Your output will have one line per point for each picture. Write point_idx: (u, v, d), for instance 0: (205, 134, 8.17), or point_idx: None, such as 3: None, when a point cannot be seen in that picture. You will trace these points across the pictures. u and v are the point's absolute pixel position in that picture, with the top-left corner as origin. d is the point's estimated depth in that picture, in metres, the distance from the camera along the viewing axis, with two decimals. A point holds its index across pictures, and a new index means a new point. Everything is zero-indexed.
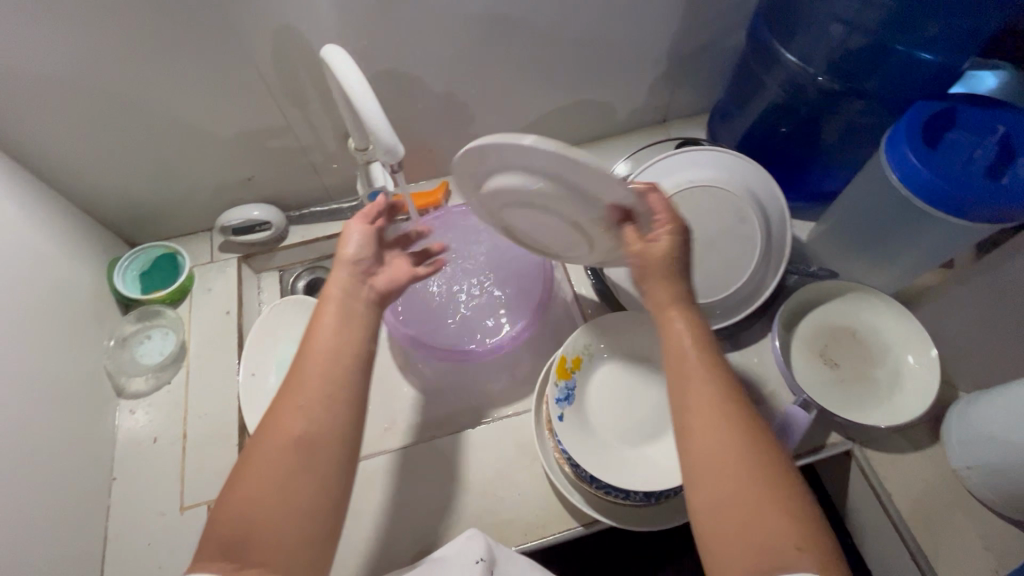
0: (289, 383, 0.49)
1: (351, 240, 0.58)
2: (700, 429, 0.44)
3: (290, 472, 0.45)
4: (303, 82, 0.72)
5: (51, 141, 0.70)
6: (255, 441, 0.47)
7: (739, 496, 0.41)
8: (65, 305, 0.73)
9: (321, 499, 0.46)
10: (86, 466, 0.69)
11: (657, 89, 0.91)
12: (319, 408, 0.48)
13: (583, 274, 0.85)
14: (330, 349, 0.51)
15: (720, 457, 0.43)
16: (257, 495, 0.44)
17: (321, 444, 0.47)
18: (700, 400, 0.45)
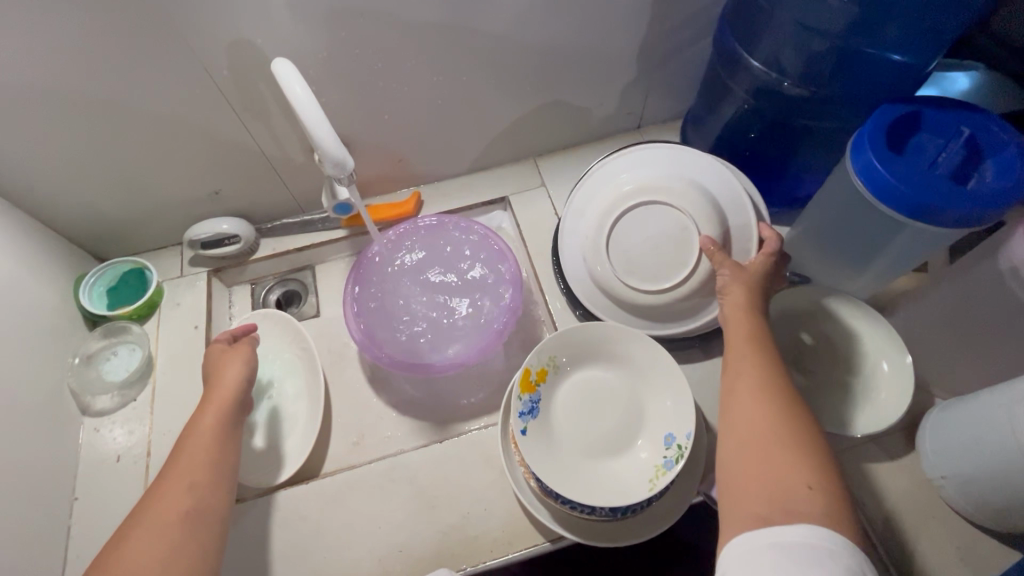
0: (167, 475, 0.57)
1: (233, 359, 0.69)
2: (741, 391, 0.54)
3: (173, 545, 0.52)
4: (264, 96, 0.71)
5: (9, 160, 0.69)
6: (127, 526, 0.53)
7: (766, 440, 0.49)
8: (27, 324, 0.72)
9: (200, 573, 0.52)
10: (47, 487, 0.68)
11: (629, 95, 0.90)
12: (202, 490, 0.57)
13: (555, 283, 0.84)
14: (212, 446, 0.61)
15: (752, 413, 0.51)
16: (128, 571, 0.49)
17: (203, 522, 0.55)
18: (744, 374, 0.55)
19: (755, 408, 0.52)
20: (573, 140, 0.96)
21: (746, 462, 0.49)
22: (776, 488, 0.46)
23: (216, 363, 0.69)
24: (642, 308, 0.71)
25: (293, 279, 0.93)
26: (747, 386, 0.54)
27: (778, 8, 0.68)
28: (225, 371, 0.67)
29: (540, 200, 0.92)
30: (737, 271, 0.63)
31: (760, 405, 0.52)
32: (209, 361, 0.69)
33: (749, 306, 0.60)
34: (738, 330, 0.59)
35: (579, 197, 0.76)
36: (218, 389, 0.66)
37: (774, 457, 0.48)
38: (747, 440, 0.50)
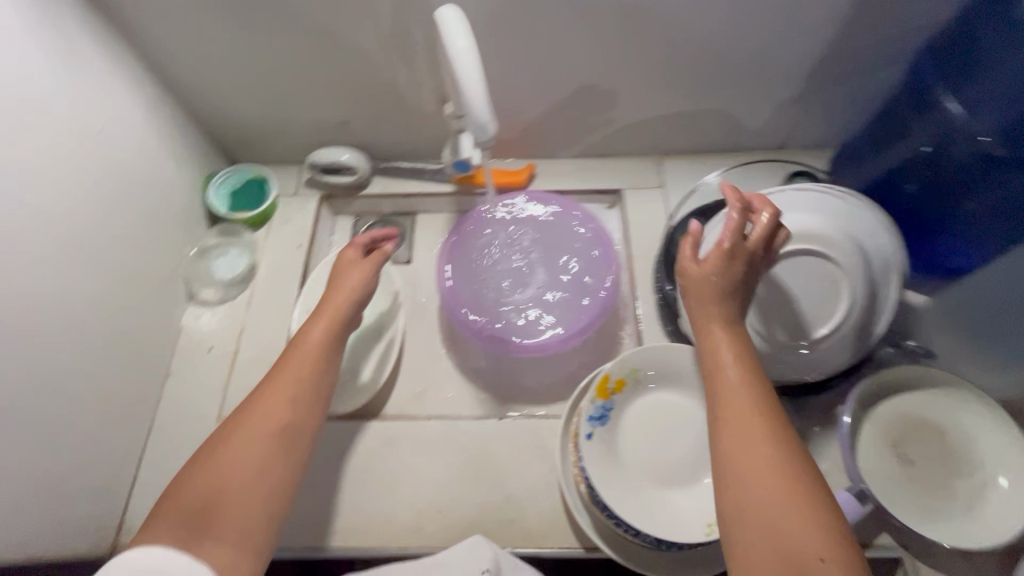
0: (274, 381, 0.57)
1: (351, 275, 0.68)
2: (734, 423, 0.47)
3: (271, 456, 0.52)
4: (415, 38, 0.71)
5: (179, 51, 0.74)
6: (227, 430, 0.53)
7: (768, 489, 0.43)
8: (161, 207, 0.79)
9: (280, 497, 0.51)
10: (150, 355, 0.76)
11: (783, 111, 0.82)
12: (304, 403, 0.56)
13: (651, 292, 0.80)
14: (318, 360, 0.60)
15: (750, 461, 0.45)
16: (228, 478, 0.49)
17: (298, 436, 0.55)
18: (737, 403, 0.48)
19: (752, 452, 0.45)
20: (707, 146, 0.90)
21: (751, 523, 0.42)
22: (783, 548, 0.40)
23: (343, 266, 0.69)
24: (761, 354, 0.68)
25: (391, 222, 0.93)
26: (737, 418, 0.48)
27: (1012, 47, 0.57)
28: (341, 285, 0.67)
29: (655, 201, 0.87)
30: (705, 274, 0.56)
31: (760, 449, 0.45)
32: (339, 264, 0.70)
33: (719, 323, 0.55)
34: (717, 356, 0.53)
35: (714, 227, 0.70)
36: (332, 298, 0.66)
37: (782, 520, 0.41)
38: (749, 495, 0.43)
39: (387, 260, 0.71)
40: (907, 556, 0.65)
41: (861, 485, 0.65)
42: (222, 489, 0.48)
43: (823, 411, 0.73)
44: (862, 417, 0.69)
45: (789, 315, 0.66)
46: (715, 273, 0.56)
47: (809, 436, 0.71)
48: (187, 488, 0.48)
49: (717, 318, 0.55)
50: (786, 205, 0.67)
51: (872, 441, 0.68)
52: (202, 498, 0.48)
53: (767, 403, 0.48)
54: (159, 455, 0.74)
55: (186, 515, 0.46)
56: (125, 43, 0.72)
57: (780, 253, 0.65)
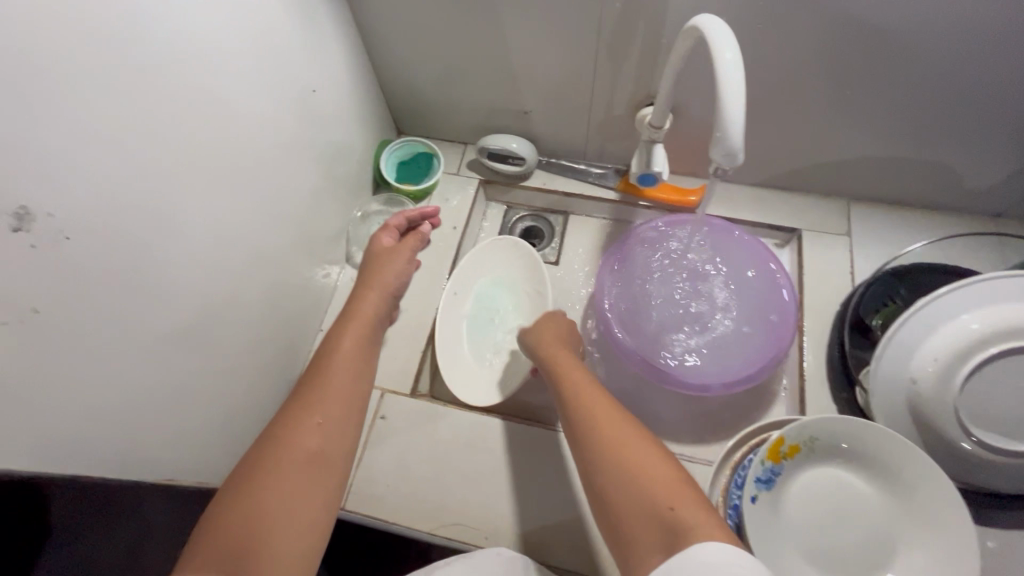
0: (304, 404, 0.51)
1: (390, 266, 0.74)
2: (589, 424, 0.48)
3: (302, 483, 0.45)
4: (633, 40, 0.67)
5: (389, 21, 0.75)
6: (255, 463, 0.46)
7: (617, 464, 0.43)
8: (340, 169, 0.81)
9: (318, 522, 0.45)
10: (308, 309, 0.79)
11: (1021, 177, 0.72)
12: (334, 427, 0.50)
13: (825, 350, 0.73)
14: (349, 373, 0.56)
15: (607, 439, 0.46)
16: (262, 512, 0.42)
17: (331, 461, 0.48)
18: (590, 401, 0.51)
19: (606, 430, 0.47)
20: (910, 200, 0.80)
21: (615, 503, 0.42)
22: (651, 519, 0.39)
23: (381, 253, 0.75)
24: (959, 455, 0.60)
25: (544, 218, 0.91)
26: (596, 419, 0.49)
27: None
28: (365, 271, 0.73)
29: (838, 250, 0.79)
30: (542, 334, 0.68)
31: (614, 427, 0.47)
32: (375, 248, 0.76)
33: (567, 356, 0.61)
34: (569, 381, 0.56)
35: (934, 302, 0.60)
36: (371, 289, 0.70)
37: (632, 482, 0.42)
38: (609, 477, 0.43)
39: (419, 242, 0.78)
40: None
41: None
42: (256, 520, 0.42)
43: (1012, 529, 0.64)
44: None
45: (1009, 422, 0.57)
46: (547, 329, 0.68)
47: (989, 554, 0.63)
48: (215, 527, 0.41)
49: (568, 358, 0.61)
50: None
51: None
52: (231, 536, 0.41)
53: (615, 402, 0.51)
54: None
55: (215, 556, 0.39)
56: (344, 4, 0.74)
57: (1012, 352, 0.56)
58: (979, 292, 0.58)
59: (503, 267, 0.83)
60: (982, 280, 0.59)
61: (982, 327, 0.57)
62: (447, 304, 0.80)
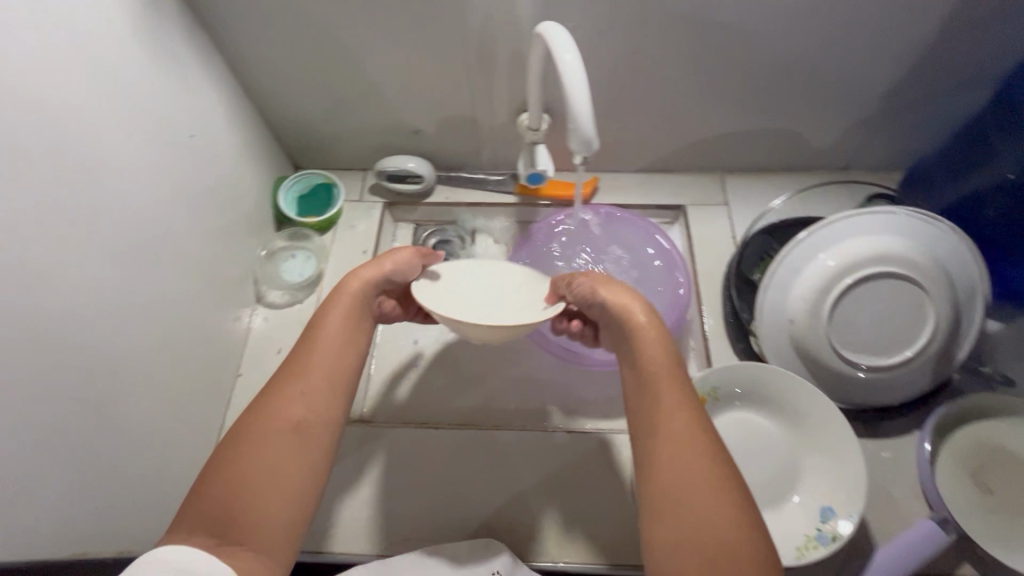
0: (290, 369, 0.48)
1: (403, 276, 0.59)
2: (675, 457, 0.42)
3: (288, 457, 0.43)
4: (499, 52, 0.72)
5: (264, 60, 0.76)
6: (241, 430, 0.44)
7: (700, 534, 0.38)
8: (236, 212, 0.80)
9: (302, 508, 0.43)
10: (222, 356, 0.77)
11: (852, 133, 0.83)
12: (320, 395, 0.47)
13: (721, 307, 0.80)
14: (342, 349, 0.51)
15: (684, 474, 0.41)
16: (241, 488, 0.41)
17: (318, 432, 0.45)
18: (674, 422, 0.43)
19: (687, 470, 0.41)
20: (771, 165, 0.90)
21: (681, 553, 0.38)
22: None
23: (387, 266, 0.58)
24: (841, 379, 0.67)
25: (452, 229, 0.92)
26: (677, 447, 0.42)
27: None
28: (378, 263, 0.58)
29: (719, 218, 0.87)
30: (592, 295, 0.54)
31: (698, 471, 0.40)
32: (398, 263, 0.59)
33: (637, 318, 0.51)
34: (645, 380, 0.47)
35: (796, 249, 0.68)
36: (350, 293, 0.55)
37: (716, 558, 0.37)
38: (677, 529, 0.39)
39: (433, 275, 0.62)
40: None
41: (943, 513, 0.63)
42: (239, 496, 0.41)
43: (897, 436, 0.72)
44: (940, 445, 0.68)
45: (873, 342, 0.65)
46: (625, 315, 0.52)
47: (883, 461, 0.71)
48: (203, 489, 0.41)
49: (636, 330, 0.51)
50: (865, 229, 0.66)
51: (950, 470, 0.67)
52: (215, 504, 0.40)
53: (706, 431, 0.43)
54: None
55: (202, 526, 0.39)
56: (214, 50, 0.74)
57: (862, 281, 0.64)
58: (828, 234, 0.67)
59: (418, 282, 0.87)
60: (828, 223, 0.67)
61: (835, 264, 0.65)
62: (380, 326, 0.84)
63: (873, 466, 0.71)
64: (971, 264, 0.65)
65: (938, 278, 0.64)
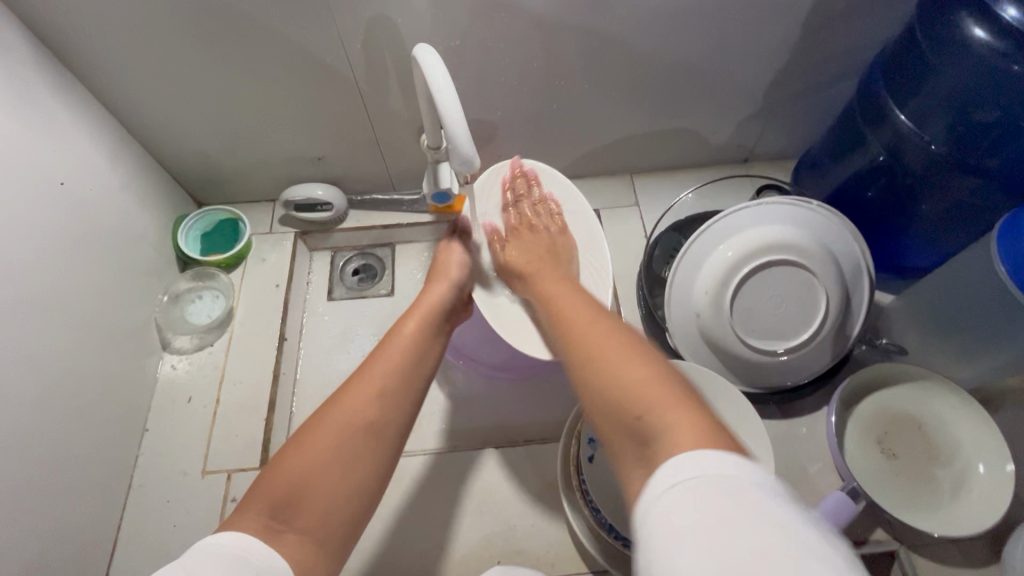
0: (364, 372, 0.51)
1: (454, 265, 0.66)
2: (580, 339, 0.48)
3: (360, 451, 0.45)
4: (388, 73, 0.71)
5: (143, 97, 0.73)
6: (322, 415, 0.47)
7: (603, 384, 0.41)
8: (130, 256, 0.76)
9: (367, 496, 0.45)
10: (126, 412, 0.73)
11: (744, 128, 0.86)
12: (391, 401, 0.50)
13: (636, 307, 0.83)
14: (409, 355, 0.54)
15: (591, 348, 0.46)
16: (314, 467, 0.43)
17: (386, 434, 0.48)
18: (575, 320, 0.51)
19: (591, 343, 0.46)
20: (675, 164, 0.93)
21: (604, 409, 0.40)
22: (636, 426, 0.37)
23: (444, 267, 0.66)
24: (750, 365, 0.70)
25: (372, 254, 0.92)
26: (576, 333, 0.49)
27: (947, 64, 0.62)
28: (447, 276, 0.65)
29: (631, 220, 0.90)
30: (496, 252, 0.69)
31: (599, 339, 0.46)
32: (441, 268, 0.66)
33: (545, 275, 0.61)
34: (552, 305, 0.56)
35: (695, 244, 0.70)
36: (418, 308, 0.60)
37: (616, 396, 0.40)
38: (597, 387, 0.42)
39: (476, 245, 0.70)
40: (901, 548, 0.67)
41: (852, 483, 0.66)
42: (311, 483, 0.42)
43: (809, 413, 0.75)
44: (846, 417, 0.72)
45: (773, 327, 0.68)
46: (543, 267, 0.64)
47: (799, 438, 0.74)
48: (279, 469, 0.43)
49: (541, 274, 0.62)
50: (756, 219, 0.69)
51: (857, 440, 0.71)
52: (288, 483, 0.42)
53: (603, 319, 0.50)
54: (141, 518, 0.70)
55: (273, 500, 0.40)
56: (85, 91, 0.70)
57: (757, 269, 0.67)
58: (722, 228, 0.69)
59: (340, 312, 0.87)
60: (721, 216, 0.69)
61: (731, 256, 0.68)
62: (304, 362, 0.84)
63: (790, 445, 0.74)
64: (856, 246, 0.69)
65: (827, 261, 0.67)
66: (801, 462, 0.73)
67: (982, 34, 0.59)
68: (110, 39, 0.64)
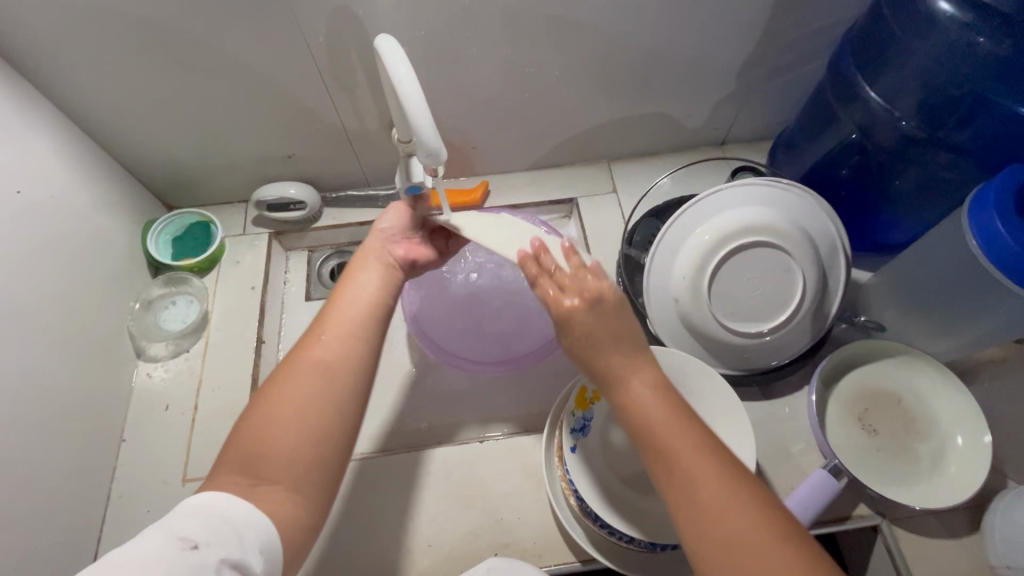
0: (315, 326, 0.53)
1: (386, 216, 0.62)
2: (718, 511, 0.43)
3: (315, 404, 0.49)
4: (354, 66, 0.70)
5: (100, 101, 0.70)
6: (276, 375, 0.51)
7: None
8: (97, 265, 0.74)
9: (331, 439, 0.49)
10: (101, 424, 0.71)
11: (719, 110, 0.86)
12: (340, 343, 0.52)
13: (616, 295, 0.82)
14: (358, 304, 0.55)
15: (734, 530, 0.42)
16: (272, 423, 0.47)
17: (340, 381, 0.50)
18: (701, 471, 0.44)
19: (732, 518, 0.42)
20: (652, 149, 0.92)
21: None
22: None
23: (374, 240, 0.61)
24: (730, 349, 0.70)
25: (350, 252, 0.91)
26: (711, 494, 0.43)
27: (916, 39, 0.62)
28: (373, 229, 0.62)
29: (609, 207, 0.89)
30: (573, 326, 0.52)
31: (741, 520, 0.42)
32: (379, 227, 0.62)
33: (613, 344, 0.50)
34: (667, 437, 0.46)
35: (672, 229, 0.70)
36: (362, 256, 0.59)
37: None
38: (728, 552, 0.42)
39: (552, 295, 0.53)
40: (884, 522, 0.67)
41: (835, 461, 0.66)
42: (271, 437, 0.47)
43: (790, 393, 0.76)
44: (826, 396, 0.73)
45: (752, 310, 0.68)
46: (621, 323, 0.51)
47: (781, 418, 0.75)
48: (243, 430, 0.48)
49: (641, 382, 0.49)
50: (731, 202, 0.68)
51: (839, 418, 0.72)
52: (251, 444, 0.47)
53: (743, 483, 0.44)
54: (121, 530, 0.69)
55: (241, 460, 0.46)
56: (39, 97, 0.68)
57: (734, 253, 0.66)
58: (698, 212, 0.69)
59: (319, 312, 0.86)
60: (696, 201, 0.69)
61: (708, 240, 0.67)
62: None
63: (773, 425, 0.74)
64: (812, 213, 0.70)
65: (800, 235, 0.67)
66: (784, 442, 0.73)
67: (948, 7, 0.59)
68: (60, 41, 0.62)
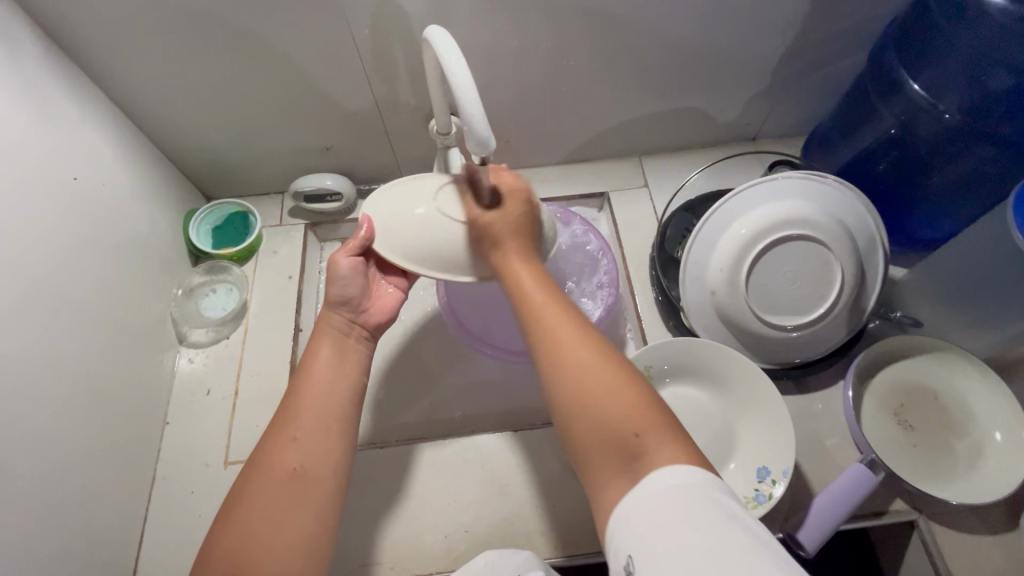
0: (281, 425, 0.53)
1: (338, 278, 0.60)
2: (553, 337, 0.45)
3: (290, 505, 0.48)
4: (396, 59, 0.71)
5: (150, 94, 0.72)
6: (245, 484, 0.50)
7: (587, 402, 0.42)
8: (143, 251, 0.76)
9: (316, 538, 0.48)
10: (147, 406, 0.73)
11: (753, 106, 0.86)
12: (311, 442, 0.52)
13: (649, 289, 0.83)
14: (327, 393, 0.56)
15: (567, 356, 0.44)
16: (250, 537, 0.46)
17: (313, 478, 0.51)
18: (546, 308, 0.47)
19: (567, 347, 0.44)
20: (684, 144, 0.93)
21: (577, 421, 0.42)
22: (615, 443, 0.40)
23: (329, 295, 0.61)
24: (765, 341, 0.70)
25: None
26: (555, 327, 0.46)
27: (963, 31, 0.62)
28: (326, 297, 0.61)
29: (641, 201, 0.90)
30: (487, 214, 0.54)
31: (575, 347, 0.44)
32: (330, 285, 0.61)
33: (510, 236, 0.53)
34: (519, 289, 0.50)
35: (707, 223, 0.70)
36: (324, 332, 0.60)
37: (596, 415, 0.41)
38: (584, 430, 0.41)
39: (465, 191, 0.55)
40: (920, 517, 0.67)
41: (871, 455, 0.66)
42: (248, 552, 0.45)
43: (824, 388, 0.76)
44: (862, 390, 0.72)
45: (790, 302, 0.68)
46: (519, 214, 0.54)
47: (814, 413, 0.75)
48: (216, 549, 0.46)
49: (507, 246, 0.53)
50: (766, 196, 0.68)
51: (874, 412, 0.71)
52: (227, 560, 0.45)
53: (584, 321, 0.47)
54: (166, 510, 0.71)
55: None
56: (93, 89, 0.70)
57: (771, 245, 0.66)
58: (733, 205, 0.69)
59: None
60: (732, 194, 0.69)
61: (746, 232, 0.67)
62: None
63: (807, 419, 0.74)
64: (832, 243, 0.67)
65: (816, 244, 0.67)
66: (819, 437, 0.73)
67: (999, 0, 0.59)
68: (117, 34, 0.64)
